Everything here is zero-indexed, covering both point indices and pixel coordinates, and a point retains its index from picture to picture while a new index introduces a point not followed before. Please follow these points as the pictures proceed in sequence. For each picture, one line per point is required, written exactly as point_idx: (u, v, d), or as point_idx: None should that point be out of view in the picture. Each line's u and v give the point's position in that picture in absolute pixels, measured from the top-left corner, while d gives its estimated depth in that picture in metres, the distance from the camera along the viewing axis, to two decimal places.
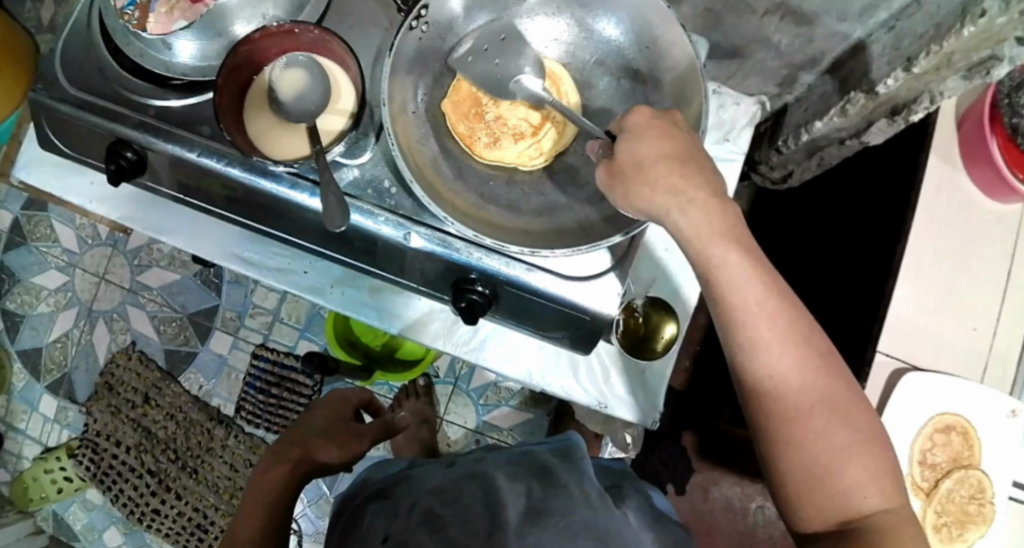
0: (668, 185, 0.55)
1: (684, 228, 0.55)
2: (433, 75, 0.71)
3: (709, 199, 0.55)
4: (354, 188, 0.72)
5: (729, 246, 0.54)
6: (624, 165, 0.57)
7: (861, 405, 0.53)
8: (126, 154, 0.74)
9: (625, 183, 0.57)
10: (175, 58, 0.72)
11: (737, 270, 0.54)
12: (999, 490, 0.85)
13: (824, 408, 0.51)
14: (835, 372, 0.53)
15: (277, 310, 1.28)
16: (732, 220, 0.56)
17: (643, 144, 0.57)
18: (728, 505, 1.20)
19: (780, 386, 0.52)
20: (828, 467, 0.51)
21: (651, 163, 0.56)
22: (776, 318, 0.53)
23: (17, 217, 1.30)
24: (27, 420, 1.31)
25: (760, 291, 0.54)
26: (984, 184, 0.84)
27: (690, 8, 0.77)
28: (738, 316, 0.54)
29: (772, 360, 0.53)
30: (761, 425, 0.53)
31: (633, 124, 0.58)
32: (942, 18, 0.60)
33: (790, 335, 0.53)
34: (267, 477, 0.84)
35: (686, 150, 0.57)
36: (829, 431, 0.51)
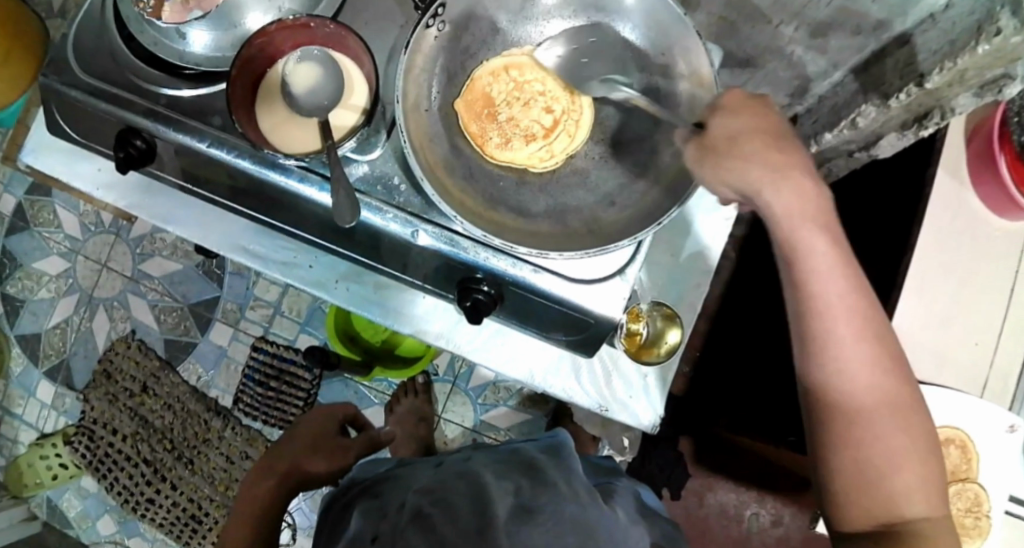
0: (765, 160, 0.54)
1: (777, 212, 0.54)
2: (448, 73, 0.71)
3: (803, 179, 0.54)
4: (364, 184, 0.72)
5: (819, 232, 0.54)
6: (714, 140, 0.56)
7: (918, 411, 0.55)
8: (134, 142, 0.74)
9: (716, 157, 0.56)
10: (188, 48, 0.71)
11: (823, 264, 0.54)
12: (995, 505, 0.86)
13: (886, 412, 0.54)
14: (899, 375, 0.55)
15: (279, 304, 1.28)
16: (827, 210, 0.55)
17: (736, 120, 0.56)
18: (722, 512, 1.20)
19: (847, 386, 0.54)
20: (882, 468, 0.54)
21: (745, 136, 0.55)
22: (856, 317, 0.54)
23: (21, 201, 1.30)
24: (24, 405, 1.31)
25: (844, 287, 0.54)
26: (991, 201, 0.85)
27: (706, 15, 0.78)
28: (817, 310, 0.54)
29: (842, 359, 0.54)
30: (823, 419, 0.56)
31: (726, 101, 0.57)
32: (957, 35, 0.61)
33: (864, 334, 0.54)
34: (254, 490, 0.90)
35: (779, 131, 0.56)
36: (888, 434, 0.54)
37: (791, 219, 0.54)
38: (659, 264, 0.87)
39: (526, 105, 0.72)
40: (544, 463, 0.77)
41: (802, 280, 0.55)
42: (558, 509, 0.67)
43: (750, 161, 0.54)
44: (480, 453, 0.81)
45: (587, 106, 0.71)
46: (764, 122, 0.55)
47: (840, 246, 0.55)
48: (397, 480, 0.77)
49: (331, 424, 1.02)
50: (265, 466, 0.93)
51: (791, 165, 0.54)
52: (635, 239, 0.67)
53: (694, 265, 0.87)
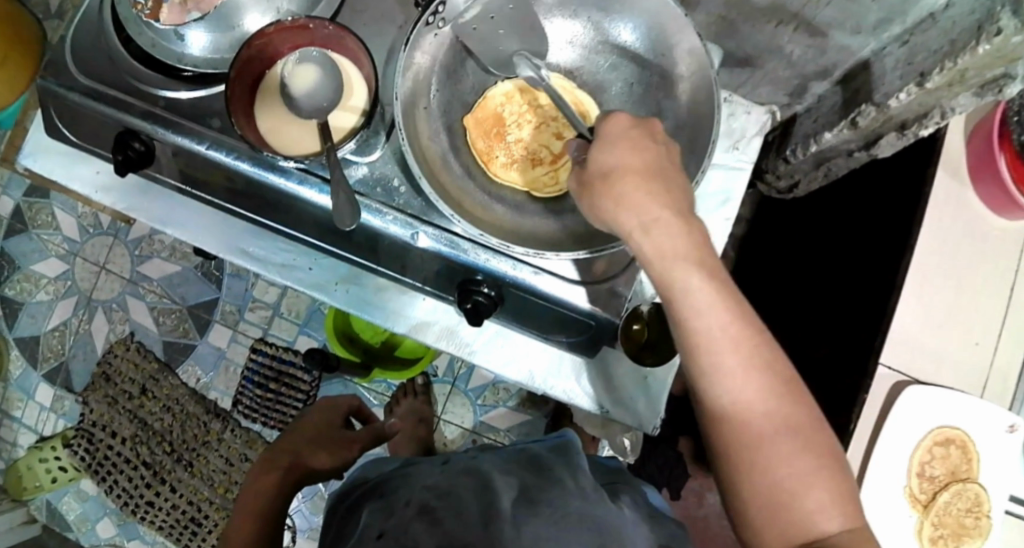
0: (634, 202, 0.54)
1: (647, 249, 0.54)
2: (447, 70, 0.71)
3: (676, 219, 0.54)
4: (363, 186, 0.72)
5: (692, 267, 0.53)
6: (591, 175, 0.56)
7: (819, 430, 0.52)
8: (134, 144, 0.74)
9: (591, 192, 0.56)
10: (187, 50, 0.71)
11: (697, 293, 0.52)
12: (995, 505, 0.85)
13: (783, 437, 0.50)
14: (791, 396, 0.52)
15: (277, 305, 1.27)
16: (701, 246, 0.54)
17: (611, 155, 0.56)
18: (721, 512, 1.18)
19: (742, 412, 0.51)
20: (789, 497, 0.49)
21: (618, 174, 0.55)
22: (739, 342, 0.52)
23: (18, 204, 1.29)
24: (23, 408, 1.30)
25: (722, 314, 0.52)
26: (991, 199, 0.85)
27: (705, 15, 0.78)
28: (697, 343, 0.52)
29: (732, 387, 0.52)
30: (725, 451, 0.52)
31: (605, 132, 0.57)
32: (957, 34, 0.60)
33: (748, 360, 0.52)
34: (258, 485, 0.89)
35: (656, 168, 0.55)
36: (789, 461, 0.50)
37: (663, 255, 0.53)
38: None
39: (536, 129, 0.72)
40: (550, 460, 0.77)
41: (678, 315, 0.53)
42: (565, 503, 0.67)
43: (623, 205, 0.54)
44: (487, 452, 0.81)
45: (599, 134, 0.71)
46: (640, 159, 0.55)
47: (714, 276, 0.53)
48: (401, 480, 0.78)
49: (334, 417, 1.03)
50: (271, 459, 0.93)
51: (661, 199, 0.54)
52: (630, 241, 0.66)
53: None
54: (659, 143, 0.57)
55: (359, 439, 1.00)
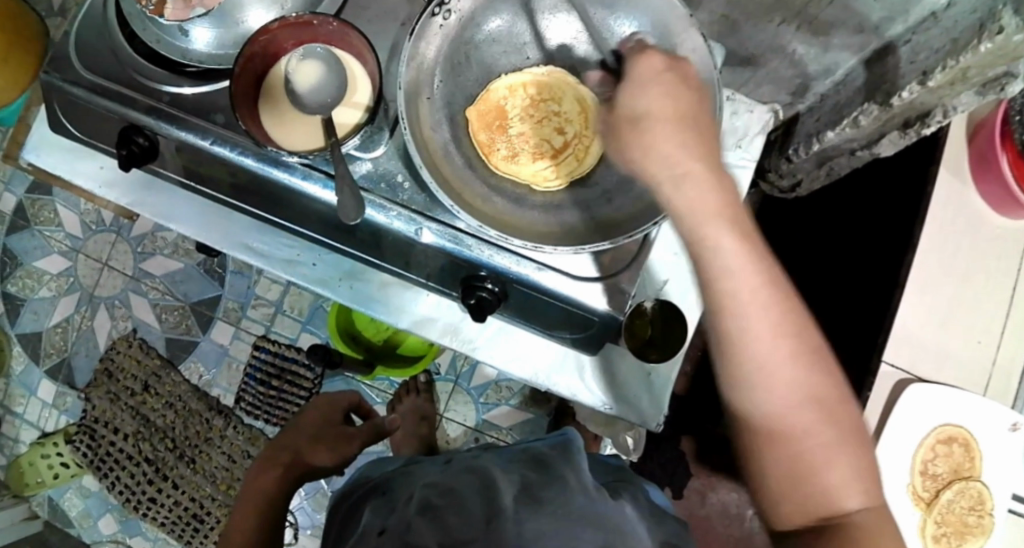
0: (664, 152, 0.50)
1: (679, 204, 0.49)
2: (450, 64, 0.71)
3: (707, 172, 0.50)
4: (368, 182, 0.72)
5: (724, 224, 0.48)
6: (620, 119, 0.53)
7: (842, 400, 0.49)
8: (138, 139, 0.74)
9: (619, 137, 0.53)
10: (191, 45, 0.72)
11: (726, 249, 0.48)
12: (999, 503, 0.85)
13: (810, 405, 0.47)
14: (818, 363, 0.48)
15: (280, 302, 1.27)
16: (733, 202, 0.49)
17: (643, 99, 0.52)
18: (723, 511, 1.18)
19: (767, 378, 0.47)
20: (811, 466, 0.47)
21: (649, 119, 0.51)
22: (770, 305, 0.47)
23: (21, 200, 1.30)
24: (24, 404, 1.30)
25: (754, 272, 0.48)
26: (993, 199, 0.85)
27: (708, 13, 0.78)
28: (725, 303, 0.48)
29: (759, 351, 0.47)
30: (745, 416, 0.48)
31: (637, 73, 0.53)
32: (959, 33, 0.61)
33: (780, 323, 0.48)
34: (258, 483, 0.90)
35: (691, 113, 0.52)
36: (814, 431, 0.47)
37: (693, 204, 0.49)
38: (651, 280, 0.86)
39: (537, 123, 0.74)
40: (554, 459, 0.76)
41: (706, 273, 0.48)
42: (568, 500, 0.67)
43: (658, 150, 0.50)
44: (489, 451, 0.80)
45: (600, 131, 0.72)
46: (671, 106, 0.51)
47: (745, 234, 0.49)
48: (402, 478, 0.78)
49: (334, 413, 1.02)
50: (270, 457, 0.93)
51: (693, 146, 0.50)
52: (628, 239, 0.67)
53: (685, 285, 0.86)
54: (695, 84, 0.53)
55: (359, 434, 0.97)
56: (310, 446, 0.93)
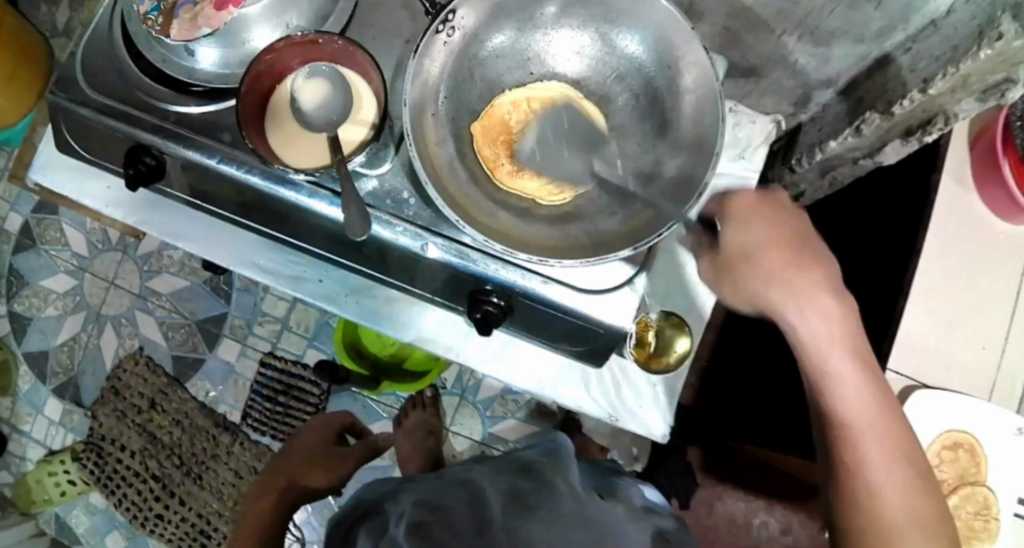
0: (786, 284, 0.60)
1: (801, 331, 0.60)
2: (455, 79, 0.71)
3: (826, 299, 0.60)
4: (373, 198, 0.72)
5: (845, 353, 0.59)
6: (729, 257, 0.63)
7: (909, 442, 0.60)
8: (145, 159, 0.74)
9: (732, 272, 0.63)
10: (197, 65, 0.72)
11: (824, 309, 0.59)
12: (1004, 507, 0.86)
13: (880, 441, 0.58)
14: (889, 405, 0.60)
15: (286, 318, 1.28)
16: (853, 331, 0.60)
17: (748, 235, 0.62)
18: (731, 521, 1.19)
19: (874, 485, 0.58)
20: (881, 492, 0.57)
21: (760, 254, 0.61)
22: (878, 427, 0.58)
23: (27, 220, 1.30)
24: (31, 423, 1.30)
25: (844, 328, 0.59)
26: (995, 205, 0.85)
27: (709, 26, 0.79)
28: (817, 350, 0.59)
29: (869, 461, 0.58)
30: (853, 517, 0.58)
31: (736, 211, 0.64)
32: (959, 41, 0.61)
33: (863, 369, 0.59)
34: (255, 505, 0.96)
35: (805, 248, 0.61)
36: (885, 464, 0.58)
37: (794, 289, 0.59)
38: (664, 274, 0.85)
39: None
40: (544, 467, 0.77)
41: (801, 333, 0.60)
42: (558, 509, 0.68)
43: (767, 275, 0.60)
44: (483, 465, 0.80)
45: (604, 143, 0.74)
46: (776, 237, 0.61)
47: (841, 295, 0.60)
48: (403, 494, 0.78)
49: (325, 436, 1.09)
50: (267, 481, 1.01)
51: (796, 265, 0.60)
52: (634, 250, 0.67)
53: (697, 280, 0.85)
54: (801, 221, 0.63)
55: (351, 452, 1.05)
56: (301, 470, 1.00)
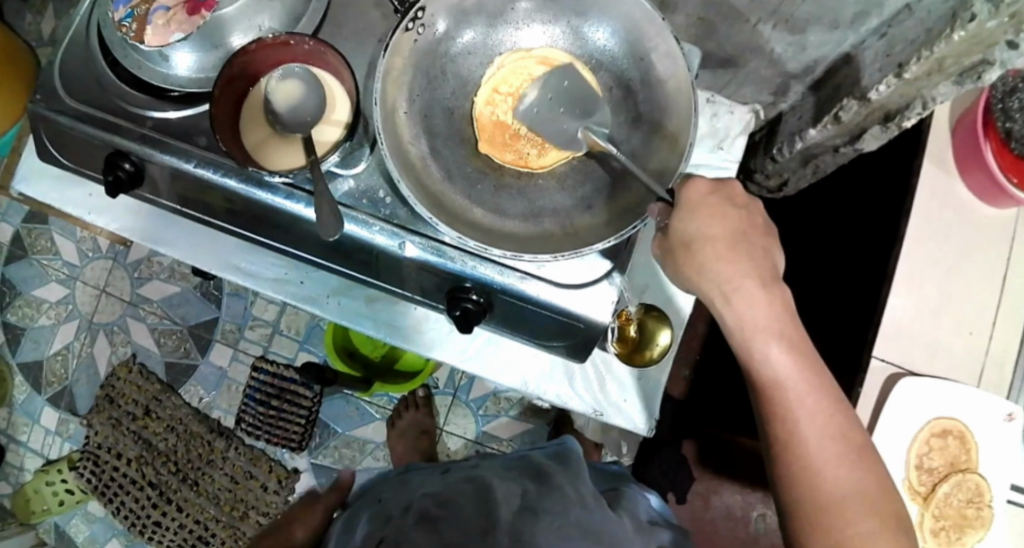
0: (715, 272, 0.63)
1: (731, 320, 0.63)
2: (427, 78, 0.72)
3: (759, 288, 0.62)
4: (349, 199, 0.72)
5: (772, 341, 0.61)
6: (675, 242, 0.64)
7: (852, 424, 0.61)
8: (124, 165, 0.75)
9: (676, 257, 0.65)
10: (173, 70, 0.72)
11: (751, 295, 0.62)
12: (997, 494, 0.85)
13: (814, 420, 0.60)
14: (827, 385, 0.61)
15: (277, 323, 1.29)
16: (785, 320, 0.62)
17: (693, 223, 0.63)
18: (729, 514, 1.13)
19: (815, 464, 0.59)
20: (818, 469, 0.59)
21: (699, 244, 0.63)
22: (818, 403, 0.60)
23: (18, 230, 1.31)
24: (28, 433, 1.31)
25: (771, 312, 0.62)
26: (979, 189, 0.85)
27: (684, 17, 0.79)
28: (744, 331, 0.62)
29: (809, 438, 0.60)
30: (796, 499, 0.60)
31: (687, 199, 0.64)
32: (932, 23, 0.61)
33: (790, 351, 0.61)
34: None
35: (738, 233, 0.64)
36: (822, 441, 0.59)
37: (720, 277, 0.63)
38: (646, 266, 0.86)
39: None
40: (548, 467, 0.77)
41: (731, 319, 0.63)
42: (555, 510, 0.67)
43: (704, 265, 0.63)
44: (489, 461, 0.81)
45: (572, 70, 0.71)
46: (719, 227, 0.63)
47: (769, 284, 0.63)
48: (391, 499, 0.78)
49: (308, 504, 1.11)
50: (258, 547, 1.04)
51: (733, 252, 0.63)
52: (609, 243, 0.67)
53: None
54: (740, 206, 0.65)
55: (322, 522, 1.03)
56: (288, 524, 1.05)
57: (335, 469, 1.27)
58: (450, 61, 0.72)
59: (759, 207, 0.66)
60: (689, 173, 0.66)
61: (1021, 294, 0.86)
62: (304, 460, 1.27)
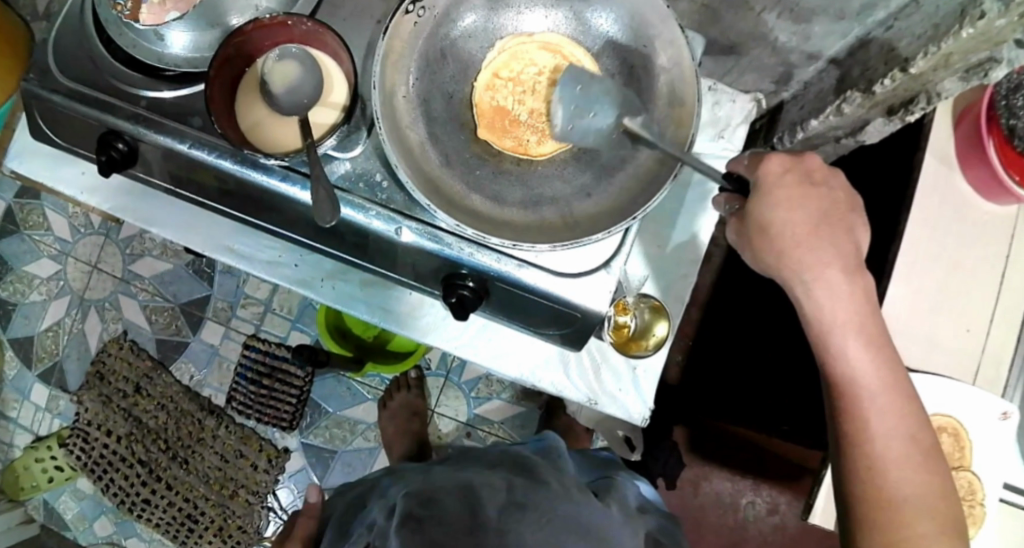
0: (796, 259, 0.60)
1: (810, 309, 0.61)
2: (426, 60, 0.70)
3: (841, 279, 0.60)
4: (345, 182, 0.71)
5: (850, 335, 0.60)
6: (751, 225, 0.62)
7: (920, 422, 0.61)
8: (117, 145, 0.73)
9: (752, 241, 0.63)
10: (168, 50, 0.70)
11: (835, 284, 0.60)
12: (989, 492, 0.86)
13: (885, 418, 0.60)
14: (900, 383, 0.61)
15: (269, 301, 1.28)
16: (867, 311, 0.61)
17: (772, 207, 0.61)
18: (717, 501, 1.16)
19: (882, 461, 0.60)
20: (885, 467, 0.60)
21: (777, 228, 0.61)
22: (891, 401, 0.60)
23: (10, 205, 1.30)
24: (18, 409, 1.31)
25: (851, 302, 0.60)
26: (979, 184, 0.85)
27: (688, 4, 0.77)
28: (820, 322, 0.61)
29: (878, 436, 0.60)
30: (859, 492, 0.61)
31: (764, 180, 0.62)
32: (941, 18, 0.60)
33: (869, 346, 0.60)
34: None
35: (823, 217, 0.61)
36: (892, 440, 0.60)
37: (800, 265, 0.60)
38: (645, 253, 0.86)
39: (535, 94, 0.71)
40: (535, 463, 0.78)
41: (808, 308, 0.61)
42: (549, 507, 0.67)
43: (782, 251, 0.61)
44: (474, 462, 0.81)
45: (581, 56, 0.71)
46: (800, 211, 0.60)
47: (852, 271, 0.61)
48: (387, 492, 0.79)
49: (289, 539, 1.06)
50: None
51: (815, 237, 0.60)
52: (610, 233, 0.67)
53: (682, 254, 0.86)
54: (823, 188, 0.62)
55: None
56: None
57: (325, 448, 1.27)
58: (449, 45, 0.71)
59: (840, 182, 0.63)
60: (766, 150, 0.63)
61: (1016, 290, 0.86)
62: (295, 439, 1.28)
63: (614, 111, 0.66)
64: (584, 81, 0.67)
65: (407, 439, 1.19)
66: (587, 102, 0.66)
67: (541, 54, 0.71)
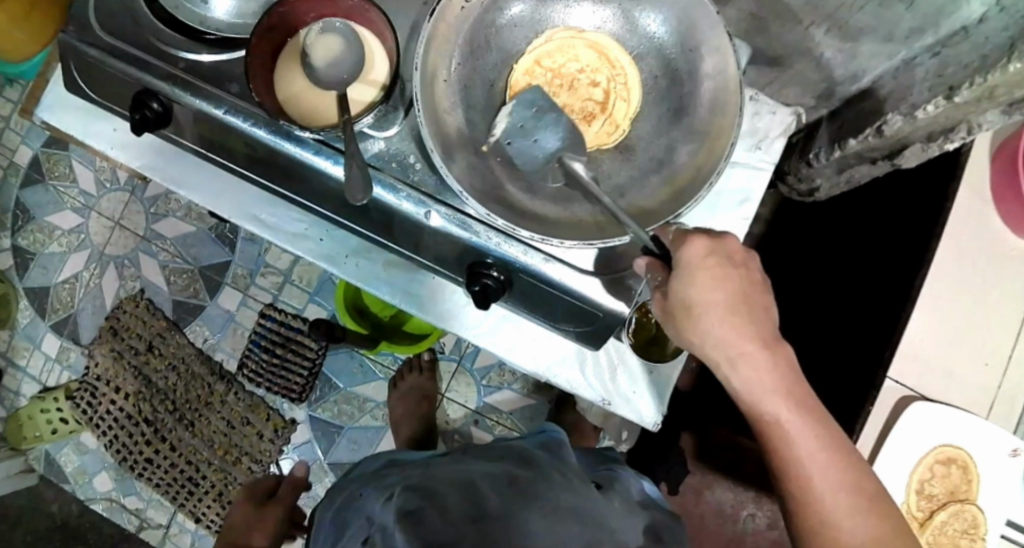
0: (720, 338, 0.60)
1: (740, 383, 0.60)
2: (470, 46, 0.70)
3: (763, 351, 0.60)
4: (378, 161, 0.71)
5: (784, 401, 0.59)
6: (676, 305, 0.62)
7: (866, 480, 0.59)
8: (151, 105, 0.73)
9: (677, 320, 0.63)
10: (210, 13, 0.72)
11: (757, 358, 0.60)
12: (992, 528, 0.85)
13: (829, 482, 0.58)
14: (837, 445, 0.59)
15: (289, 272, 1.28)
16: (792, 378, 0.60)
17: (695, 287, 0.61)
18: (718, 511, 1.11)
19: (835, 526, 0.57)
20: (836, 531, 0.57)
21: (700, 309, 0.61)
22: (832, 467, 0.58)
23: (37, 154, 1.31)
24: (28, 357, 1.32)
25: (776, 371, 0.60)
26: (1011, 218, 0.84)
27: (736, 11, 0.76)
28: (751, 396, 0.60)
29: (827, 500, 0.58)
30: None
31: (686, 262, 0.62)
32: (989, 50, 0.59)
33: (800, 411, 0.59)
34: None
35: (739, 294, 0.61)
36: (838, 503, 0.57)
37: (723, 344, 0.60)
38: None
39: (573, 89, 0.71)
40: (539, 455, 0.78)
41: (737, 384, 0.61)
42: (555, 501, 0.67)
43: (706, 331, 0.61)
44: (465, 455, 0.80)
45: (628, 64, 0.72)
46: (720, 292, 0.60)
47: (771, 343, 0.60)
48: (387, 477, 0.79)
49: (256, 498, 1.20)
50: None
51: (733, 315, 0.60)
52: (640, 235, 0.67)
53: None
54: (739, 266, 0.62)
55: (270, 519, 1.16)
56: (249, 529, 1.14)
57: (331, 423, 1.28)
58: (494, 32, 0.70)
59: (754, 263, 0.64)
60: (688, 233, 0.64)
61: None
62: (302, 412, 1.28)
63: (558, 143, 0.67)
64: (541, 105, 0.67)
65: (415, 422, 1.19)
66: (536, 125, 0.67)
67: (582, 49, 0.71)
